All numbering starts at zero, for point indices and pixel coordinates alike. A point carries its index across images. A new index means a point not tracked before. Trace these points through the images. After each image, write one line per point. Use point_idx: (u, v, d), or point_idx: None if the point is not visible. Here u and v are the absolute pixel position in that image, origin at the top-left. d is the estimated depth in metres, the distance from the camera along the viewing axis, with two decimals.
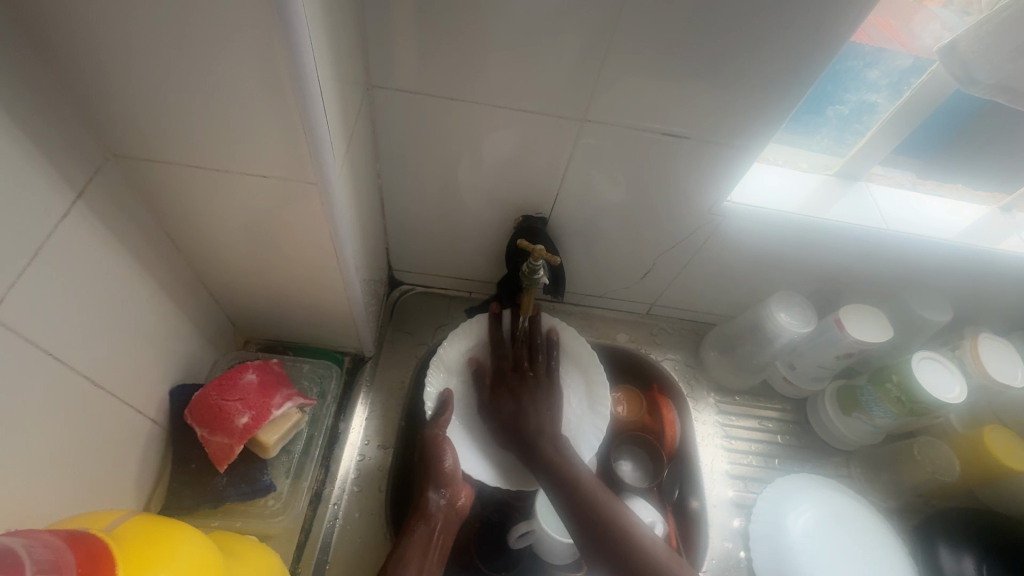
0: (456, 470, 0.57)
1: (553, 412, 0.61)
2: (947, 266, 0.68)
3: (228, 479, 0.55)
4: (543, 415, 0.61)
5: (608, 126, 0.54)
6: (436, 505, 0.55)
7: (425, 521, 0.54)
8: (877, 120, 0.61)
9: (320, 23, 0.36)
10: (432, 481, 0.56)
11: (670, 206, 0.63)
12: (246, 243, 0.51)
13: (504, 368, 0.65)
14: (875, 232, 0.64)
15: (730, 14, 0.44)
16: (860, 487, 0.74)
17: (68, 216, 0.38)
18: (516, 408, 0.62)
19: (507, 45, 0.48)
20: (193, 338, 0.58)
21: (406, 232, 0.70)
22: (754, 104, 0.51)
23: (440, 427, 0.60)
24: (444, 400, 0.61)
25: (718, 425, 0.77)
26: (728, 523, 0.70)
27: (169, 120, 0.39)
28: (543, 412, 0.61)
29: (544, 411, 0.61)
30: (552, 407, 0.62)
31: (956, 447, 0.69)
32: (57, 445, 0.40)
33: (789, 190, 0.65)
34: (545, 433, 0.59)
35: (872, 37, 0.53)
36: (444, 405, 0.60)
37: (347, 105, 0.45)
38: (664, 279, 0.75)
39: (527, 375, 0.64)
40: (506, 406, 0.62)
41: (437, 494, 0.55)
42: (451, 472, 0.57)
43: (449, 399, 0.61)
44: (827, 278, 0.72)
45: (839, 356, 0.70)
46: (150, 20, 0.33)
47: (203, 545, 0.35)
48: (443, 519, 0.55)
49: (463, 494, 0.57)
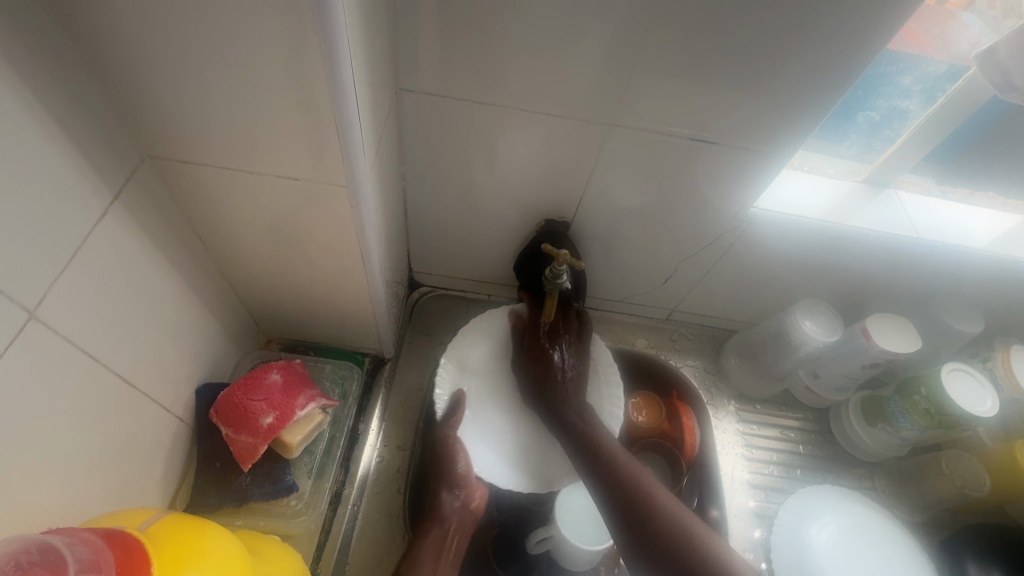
0: (468, 473, 0.59)
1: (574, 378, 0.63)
2: (978, 276, 0.67)
3: (252, 479, 0.55)
4: (574, 389, 0.62)
5: (636, 131, 0.54)
6: (449, 508, 0.57)
7: (437, 522, 0.56)
8: (909, 126, 0.60)
9: (357, 27, 0.36)
10: (446, 483, 0.58)
11: (694, 211, 0.62)
12: (273, 244, 0.52)
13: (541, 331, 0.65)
14: (904, 240, 0.63)
15: (764, 18, 0.44)
16: (884, 500, 0.73)
17: (105, 215, 0.39)
18: (553, 378, 0.62)
19: (536, 50, 0.48)
20: (219, 337, 0.58)
21: (427, 234, 0.70)
22: (786, 109, 0.51)
23: (451, 428, 0.60)
24: (457, 402, 0.62)
25: (739, 433, 0.76)
26: (748, 534, 0.69)
27: (203, 122, 0.39)
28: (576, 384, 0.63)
29: (575, 385, 0.63)
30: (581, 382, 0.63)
31: (985, 461, 0.68)
32: (89, 443, 0.41)
33: (818, 197, 0.64)
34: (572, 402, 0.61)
35: (900, 47, 0.52)
36: (456, 406, 0.61)
37: (378, 108, 0.45)
38: (685, 285, 0.74)
39: (562, 350, 0.64)
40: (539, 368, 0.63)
41: (451, 496, 0.58)
42: (465, 474, 0.59)
43: (462, 398, 0.62)
44: (853, 286, 0.71)
45: (864, 366, 0.69)
46: (190, 24, 0.33)
47: (232, 544, 0.36)
48: (456, 521, 0.57)
49: (476, 496, 0.59)
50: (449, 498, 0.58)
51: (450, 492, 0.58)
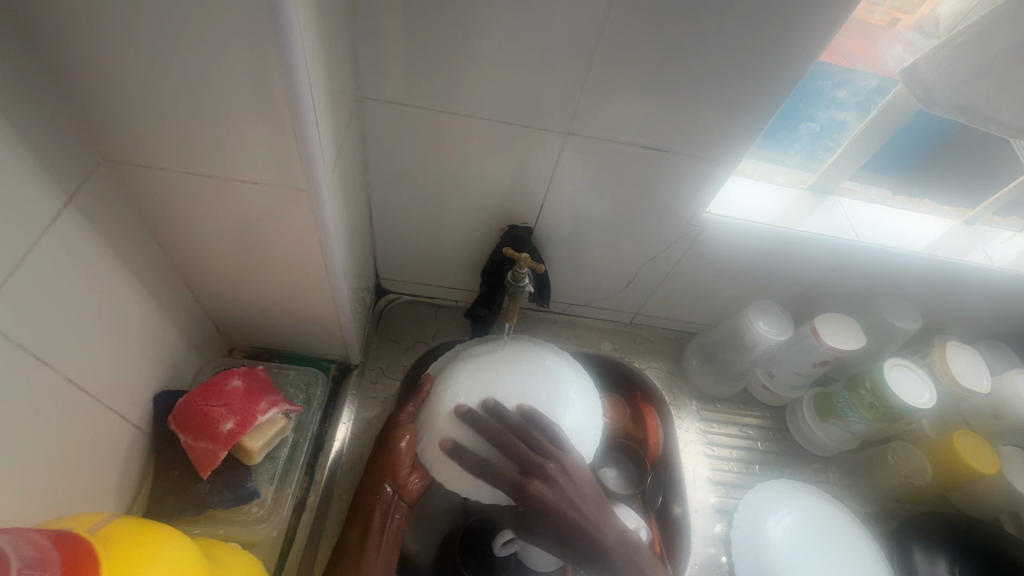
0: (406, 455, 0.58)
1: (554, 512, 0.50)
2: (916, 276, 0.71)
3: (211, 485, 0.55)
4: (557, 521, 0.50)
5: (592, 140, 0.56)
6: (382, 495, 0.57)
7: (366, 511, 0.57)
8: (847, 137, 0.64)
9: (313, 36, 0.37)
10: (378, 472, 0.59)
11: (652, 216, 0.65)
12: (234, 249, 0.52)
13: (511, 460, 0.52)
14: (847, 242, 0.66)
15: (703, 36, 0.47)
16: (838, 492, 0.76)
17: (59, 219, 0.39)
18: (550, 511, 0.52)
19: (496, 57, 0.49)
20: (180, 345, 0.58)
21: (394, 241, 0.71)
22: (731, 118, 0.54)
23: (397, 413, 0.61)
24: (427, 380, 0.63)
25: (700, 432, 0.78)
26: (710, 529, 0.71)
27: (162, 127, 0.40)
28: (570, 481, 0.52)
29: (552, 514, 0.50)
30: (578, 477, 0.52)
31: (927, 452, 0.71)
32: (38, 450, 0.40)
33: (766, 204, 0.67)
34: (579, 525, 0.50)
35: (849, 61, 0.57)
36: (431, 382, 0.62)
37: (338, 116, 0.46)
38: (645, 289, 0.77)
39: (539, 475, 0.51)
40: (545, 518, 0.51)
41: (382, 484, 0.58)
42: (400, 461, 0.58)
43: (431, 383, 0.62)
44: (804, 289, 0.75)
45: (815, 364, 0.72)
46: (144, 32, 0.34)
47: (188, 548, 0.36)
48: (385, 506, 0.57)
49: (412, 478, 0.58)
50: (415, 472, 0.59)
51: (401, 475, 0.58)
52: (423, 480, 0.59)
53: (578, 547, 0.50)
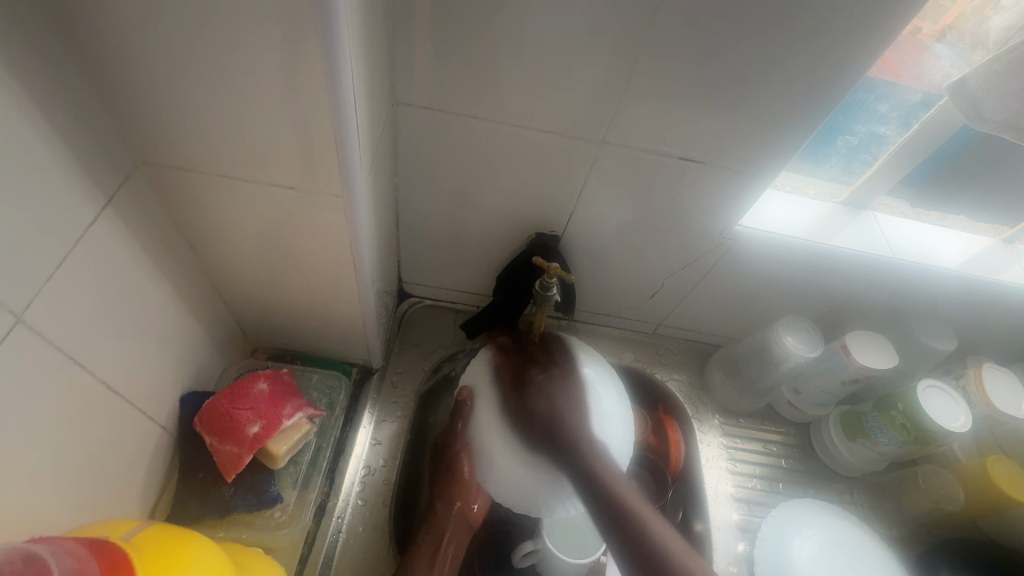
0: (471, 481, 0.59)
1: (545, 398, 0.57)
2: (952, 296, 0.69)
3: (236, 489, 0.54)
4: (551, 400, 0.57)
5: (627, 150, 0.55)
6: (444, 516, 0.58)
7: (430, 533, 0.58)
8: (886, 151, 0.62)
9: (358, 42, 0.36)
10: (442, 495, 0.59)
11: (682, 227, 0.63)
12: (264, 252, 0.52)
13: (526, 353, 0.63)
14: (881, 259, 0.65)
15: (748, 47, 0.46)
16: (863, 514, 0.74)
17: (98, 221, 0.38)
18: (545, 411, 0.56)
19: (534, 64, 0.49)
20: (206, 346, 0.58)
21: (420, 246, 0.70)
22: (772, 131, 0.52)
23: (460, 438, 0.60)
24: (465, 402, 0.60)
25: (723, 447, 0.77)
26: (732, 548, 0.69)
27: (201, 129, 0.40)
28: (563, 382, 0.58)
29: (551, 396, 0.57)
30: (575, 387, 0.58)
31: (960, 477, 0.69)
32: (69, 452, 0.40)
33: (799, 217, 0.66)
34: (566, 417, 0.55)
35: (879, 74, 0.55)
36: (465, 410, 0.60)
37: (375, 122, 0.45)
38: (671, 300, 0.75)
39: (539, 367, 0.60)
40: (534, 401, 0.57)
41: (447, 507, 0.59)
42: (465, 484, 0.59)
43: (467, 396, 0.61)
44: (833, 305, 0.73)
45: (844, 381, 0.70)
46: (190, 37, 0.34)
47: (220, 558, 0.35)
48: (451, 529, 0.58)
49: (475, 502, 0.59)
50: (479, 495, 0.60)
51: (468, 500, 0.59)
52: (484, 504, 0.60)
53: (565, 451, 0.53)
